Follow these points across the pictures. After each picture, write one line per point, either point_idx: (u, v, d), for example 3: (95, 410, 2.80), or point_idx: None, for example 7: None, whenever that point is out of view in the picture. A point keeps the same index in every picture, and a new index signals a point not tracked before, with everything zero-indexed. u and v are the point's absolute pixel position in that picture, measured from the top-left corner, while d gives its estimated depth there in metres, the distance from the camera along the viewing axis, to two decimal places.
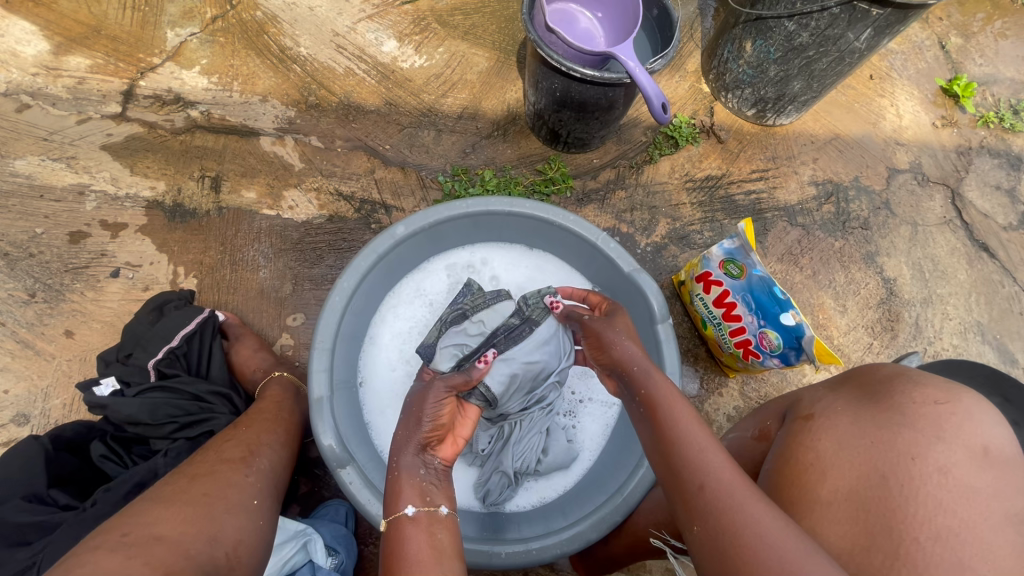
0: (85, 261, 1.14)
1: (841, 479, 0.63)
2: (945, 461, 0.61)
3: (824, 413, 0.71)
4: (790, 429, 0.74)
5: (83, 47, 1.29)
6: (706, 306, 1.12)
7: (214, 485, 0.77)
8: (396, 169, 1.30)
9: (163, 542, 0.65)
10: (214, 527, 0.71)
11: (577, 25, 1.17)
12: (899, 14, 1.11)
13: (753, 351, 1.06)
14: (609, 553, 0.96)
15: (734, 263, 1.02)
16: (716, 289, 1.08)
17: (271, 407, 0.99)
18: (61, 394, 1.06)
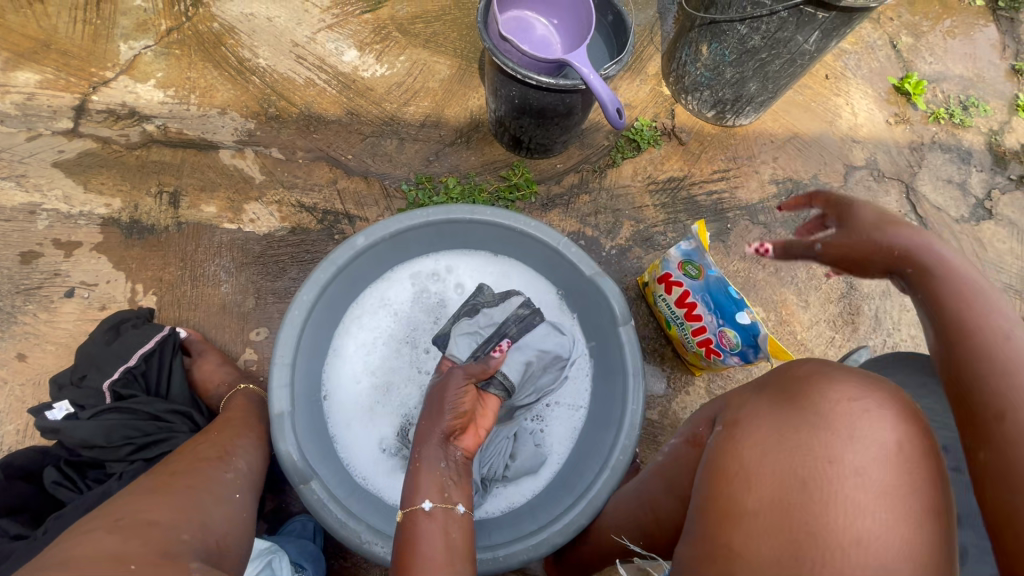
0: (37, 281, 1.12)
1: (764, 489, 0.54)
2: (862, 461, 0.52)
3: (749, 417, 0.62)
4: (717, 438, 0.64)
5: (32, 62, 1.27)
6: (669, 307, 1.15)
7: (196, 478, 0.79)
8: (359, 179, 1.29)
9: (157, 526, 0.67)
10: (202, 516, 0.73)
11: (533, 32, 1.18)
12: (843, 17, 1.14)
13: (715, 349, 1.09)
14: (579, 558, 0.95)
15: (692, 264, 1.04)
16: (677, 290, 1.10)
17: (240, 416, 0.99)
18: (14, 419, 1.03)
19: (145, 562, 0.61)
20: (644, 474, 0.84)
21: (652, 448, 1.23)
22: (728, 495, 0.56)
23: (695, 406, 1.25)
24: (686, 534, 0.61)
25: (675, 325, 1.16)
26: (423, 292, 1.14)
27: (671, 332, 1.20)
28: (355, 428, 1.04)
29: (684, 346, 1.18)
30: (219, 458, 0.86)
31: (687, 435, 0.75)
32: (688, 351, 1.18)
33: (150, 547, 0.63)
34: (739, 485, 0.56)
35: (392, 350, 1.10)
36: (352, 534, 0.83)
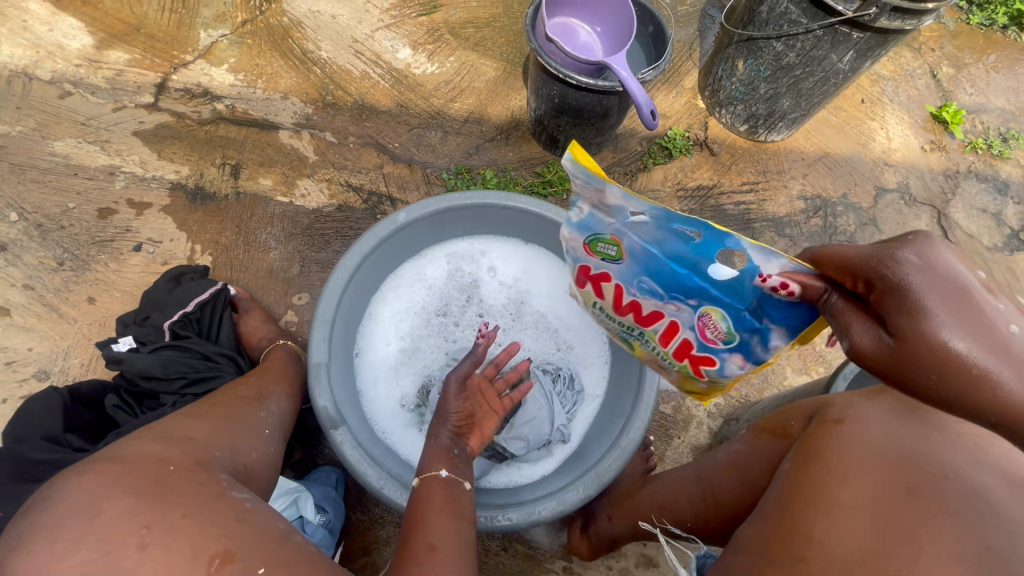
0: (111, 235, 1.24)
1: (867, 483, 0.55)
2: (986, 483, 0.52)
3: (858, 419, 0.65)
4: (814, 433, 0.67)
5: (123, 43, 1.40)
6: (612, 317, 0.97)
7: (233, 412, 0.85)
8: (403, 166, 1.38)
9: (193, 442, 0.71)
10: (233, 441, 0.77)
11: (577, 38, 1.26)
12: (878, 38, 1.19)
13: (705, 359, 0.88)
14: (612, 532, 0.99)
15: (602, 242, 0.86)
16: (625, 296, 0.91)
17: (278, 365, 1.07)
18: (80, 354, 1.14)
19: (181, 465, 0.63)
20: (711, 456, 0.89)
21: (663, 440, 1.26)
22: (820, 479, 0.59)
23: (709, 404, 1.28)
24: (759, 516, 0.63)
25: (635, 340, 0.97)
26: (457, 271, 1.21)
27: (634, 350, 1.01)
28: (382, 389, 1.11)
29: (663, 371, 0.98)
30: (253, 399, 0.92)
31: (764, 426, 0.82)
32: (674, 372, 0.95)
33: (185, 455, 0.67)
34: (837, 471, 0.58)
35: (423, 322, 1.18)
36: (372, 478, 0.89)
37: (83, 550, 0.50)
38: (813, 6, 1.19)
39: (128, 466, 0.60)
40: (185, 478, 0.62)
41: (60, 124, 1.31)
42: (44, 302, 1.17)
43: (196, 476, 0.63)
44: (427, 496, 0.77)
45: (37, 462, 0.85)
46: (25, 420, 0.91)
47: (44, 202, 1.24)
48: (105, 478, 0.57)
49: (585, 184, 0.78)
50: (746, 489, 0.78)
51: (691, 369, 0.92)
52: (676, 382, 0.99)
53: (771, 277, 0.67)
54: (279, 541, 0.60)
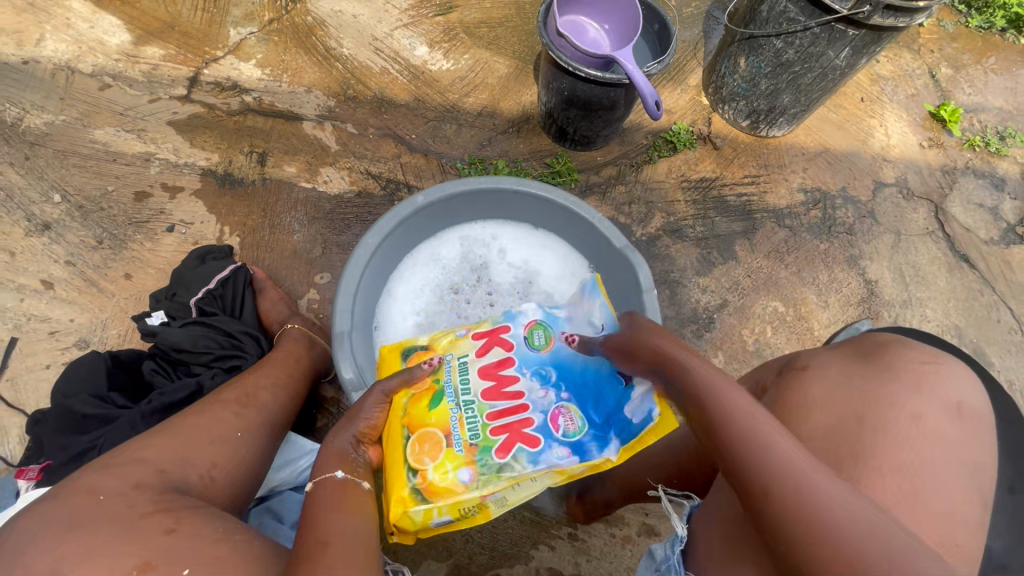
0: (146, 216, 1.32)
1: (822, 420, 0.67)
2: (919, 409, 0.65)
3: (816, 366, 0.75)
4: (782, 380, 0.77)
5: (159, 40, 1.48)
6: (464, 372, 0.91)
7: (202, 420, 0.86)
8: (420, 156, 1.46)
9: (141, 464, 0.75)
10: (187, 455, 0.79)
11: (586, 35, 1.33)
12: (873, 34, 1.25)
13: (518, 437, 0.84)
14: (607, 498, 1.04)
15: (542, 332, 0.95)
16: (506, 367, 0.91)
17: (279, 358, 1.08)
18: (117, 325, 1.22)
19: (112, 493, 0.69)
20: (689, 421, 0.95)
21: None
22: (788, 420, 0.70)
23: None
24: None
25: (451, 402, 0.88)
26: (470, 254, 1.27)
27: (434, 418, 0.86)
28: None
29: (453, 439, 0.84)
30: (237, 402, 0.92)
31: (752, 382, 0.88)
32: (457, 447, 0.83)
33: (127, 479, 0.71)
34: (800, 413, 0.69)
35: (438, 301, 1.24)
36: None
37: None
38: (811, 4, 1.26)
39: (68, 502, 0.67)
40: (115, 507, 0.67)
41: (100, 114, 1.40)
42: (84, 277, 1.25)
43: (126, 502, 0.68)
44: (320, 497, 0.71)
45: (84, 414, 0.93)
46: (72, 375, 0.98)
47: (85, 185, 1.33)
48: (43, 516, 0.65)
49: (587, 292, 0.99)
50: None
51: (495, 447, 0.83)
52: (434, 457, 0.82)
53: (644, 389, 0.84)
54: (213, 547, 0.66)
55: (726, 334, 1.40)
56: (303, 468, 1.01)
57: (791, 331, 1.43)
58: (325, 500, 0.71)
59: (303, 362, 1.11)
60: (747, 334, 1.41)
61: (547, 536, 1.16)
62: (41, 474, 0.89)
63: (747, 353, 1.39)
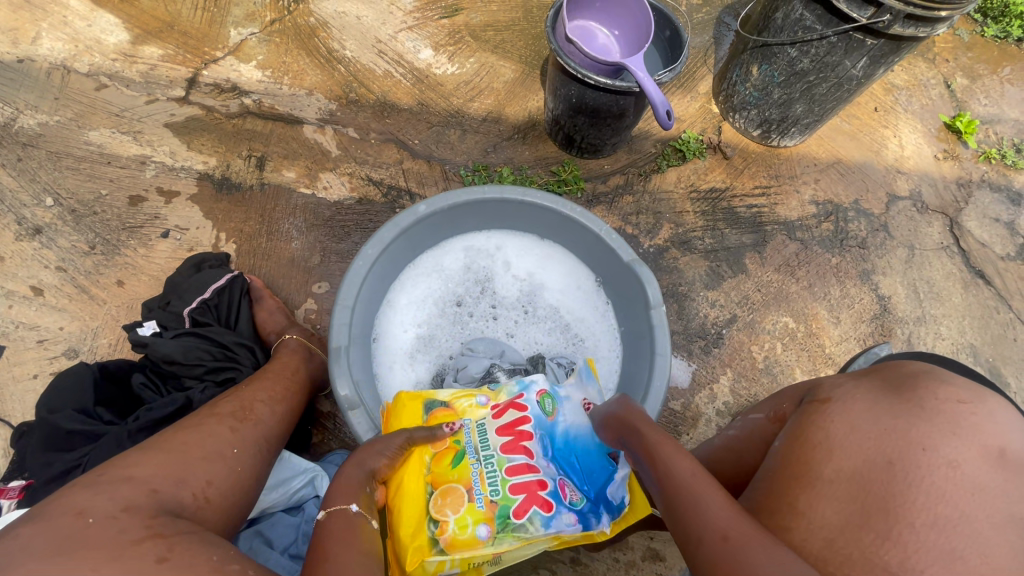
0: (140, 221, 1.28)
1: (846, 462, 0.63)
2: (956, 455, 0.59)
3: (842, 399, 0.70)
4: (804, 413, 0.73)
5: (157, 39, 1.45)
6: (483, 433, 0.89)
7: (194, 436, 0.81)
8: (422, 162, 1.42)
9: (131, 482, 0.69)
10: (181, 474, 0.74)
11: (595, 41, 1.29)
12: (892, 44, 1.21)
13: (535, 498, 0.82)
14: None
15: (551, 399, 0.94)
16: (523, 425, 0.90)
17: (277, 368, 1.05)
18: (108, 334, 1.19)
19: (101, 515, 0.63)
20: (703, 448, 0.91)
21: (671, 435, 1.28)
22: (808, 464, 0.65)
23: (718, 403, 1.31)
24: (759, 486, 0.70)
25: (473, 458, 0.86)
26: (474, 264, 1.24)
27: (454, 474, 0.84)
28: (398, 376, 1.15)
29: (474, 494, 0.82)
30: (232, 416, 0.88)
31: (770, 412, 0.83)
32: (478, 499, 0.82)
33: (115, 501, 0.65)
34: (820, 453, 0.65)
35: (440, 312, 1.21)
36: None
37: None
38: (828, 12, 1.22)
39: (47, 526, 0.60)
40: (102, 532, 0.61)
41: (96, 115, 1.36)
42: (75, 284, 1.22)
43: (115, 526, 0.62)
44: (332, 530, 0.65)
45: (70, 432, 0.89)
46: (57, 390, 0.95)
47: (78, 188, 1.29)
48: (23, 541, 0.58)
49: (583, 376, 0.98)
50: (743, 473, 0.83)
51: (514, 506, 0.81)
52: (455, 510, 0.80)
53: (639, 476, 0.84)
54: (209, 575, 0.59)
55: (736, 350, 1.37)
56: (296, 489, 0.97)
57: (802, 348, 1.39)
58: (342, 537, 0.65)
59: (299, 375, 1.07)
60: (756, 350, 1.37)
61: (549, 559, 1.12)
62: (22, 492, 0.87)
63: (757, 371, 1.35)
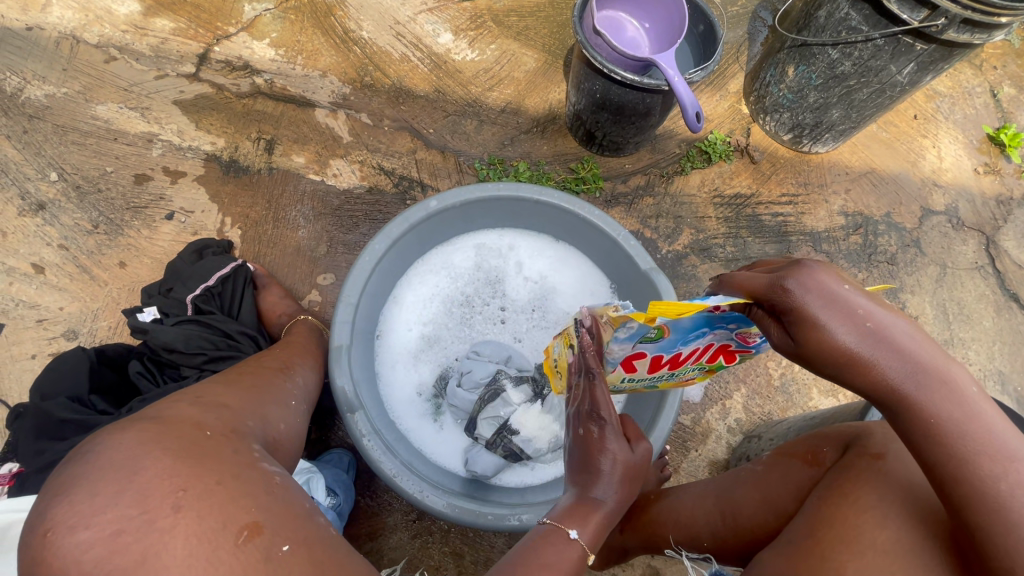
0: (145, 201, 1.25)
1: (903, 532, 0.60)
2: None
3: (897, 458, 0.67)
4: (850, 469, 0.70)
5: (169, 11, 1.39)
6: (638, 376, 0.81)
7: (260, 381, 0.79)
8: (436, 152, 1.37)
9: (228, 409, 0.67)
10: (266, 410, 0.72)
11: (624, 33, 1.22)
12: (943, 51, 1.13)
13: (730, 352, 0.71)
14: (622, 543, 0.99)
15: (648, 333, 0.69)
16: (663, 358, 0.74)
17: (299, 338, 1.03)
18: (108, 317, 1.17)
19: (217, 431, 0.60)
20: (727, 479, 0.88)
21: (679, 450, 1.24)
22: (859, 526, 0.63)
23: (730, 419, 1.26)
24: (791, 543, 0.68)
25: (664, 378, 0.81)
26: (484, 264, 1.19)
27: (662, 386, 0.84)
28: (400, 377, 1.11)
29: (688, 377, 0.80)
30: (281, 369, 0.87)
31: (803, 453, 0.81)
32: (700, 374, 0.79)
33: (222, 422, 0.63)
34: (875, 519, 0.62)
35: (446, 313, 1.17)
36: (384, 466, 0.88)
37: (124, 504, 0.49)
38: (876, 13, 1.14)
39: (168, 428, 0.57)
40: (220, 447, 0.59)
41: (103, 88, 1.32)
42: (77, 263, 1.20)
43: (229, 446, 0.59)
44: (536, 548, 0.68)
45: (62, 420, 0.86)
46: (53, 375, 0.91)
47: (83, 163, 1.26)
48: (147, 436, 0.55)
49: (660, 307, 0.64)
50: (771, 516, 0.79)
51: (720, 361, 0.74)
52: (689, 381, 0.82)
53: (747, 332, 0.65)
54: (303, 518, 0.58)
55: (751, 364, 1.29)
56: None
57: None
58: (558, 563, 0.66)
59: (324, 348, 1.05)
60: (773, 366, 1.29)
61: None
62: (12, 479, 0.86)
63: (773, 388, 1.28)
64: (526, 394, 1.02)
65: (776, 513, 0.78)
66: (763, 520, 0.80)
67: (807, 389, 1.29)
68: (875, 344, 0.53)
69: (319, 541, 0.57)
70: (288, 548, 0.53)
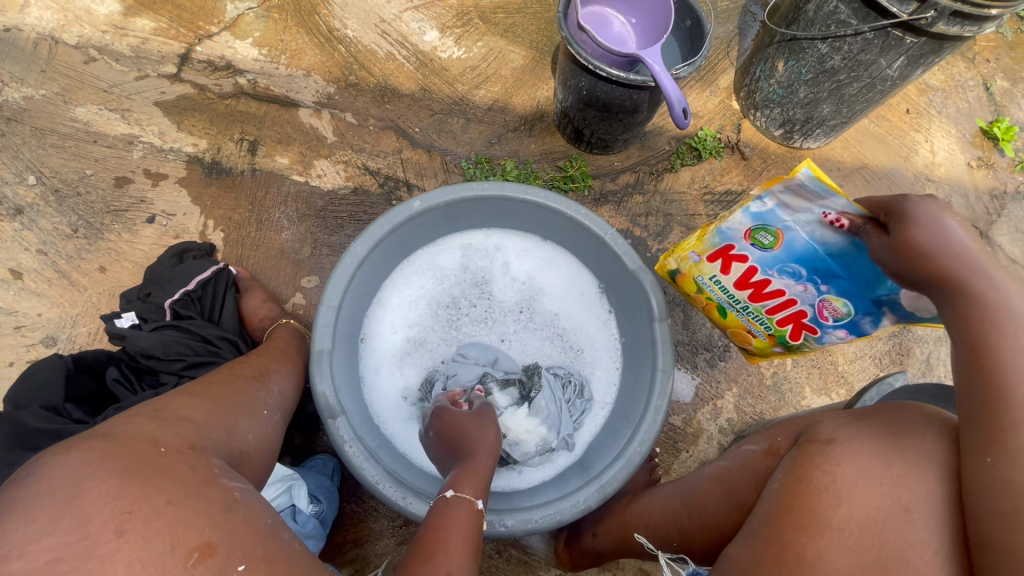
0: (125, 204, 1.23)
1: (855, 510, 0.61)
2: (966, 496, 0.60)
3: (847, 440, 0.66)
4: (802, 454, 0.68)
5: (150, 11, 1.37)
6: (723, 289, 1.03)
7: (230, 390, 0.77)
8: (422, 152, 1.35)
9: (190, 423, 0.65)
10: (232, 422, 0.70)
11: (610, 29, 1.21)
12: (933, 44, 1.11)
13: (807, 326, 0.98)
14: (599, 547, 0.97)
15: (764, 231, 0.89)
16: (756, 275, 0.96)
17: (280, 344, 1.00)
18: (87, 322, 1.15)
19: (174, 448, 0.59)
20: (692, 474, 0.87)
21: (670, 452, 1.22)
22: (815, 509, 0.62)
23: (722, 419, 1.24)
24: (752, 532, 0.67)
25: (733, 310, 1.07)
26: (470, 264, 1.18)
27: (729, 320, 1.10)
28: (385, 380, 1.10)
29: (756, 331, 1.07)
30: (254, 377, 0.84)
31: (764, 444, 0.78)
32: (761, 336, 1.07)
33: (182, 437, 0.62)
34: (828, 499, 0.62)
35: (432, 314, 1.15)
36: (367, 472, 0.87)
37: (62, 531, 0.47)
38: (865, 6, 1.12)
39: (118, 446, 0.55)
40: (176, 464, 0.57)
41: (83, 89, 1.30)
42: (56, 268, 1.18)
43: (187, 463, 0.58)
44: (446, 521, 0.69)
45: (34, 429, 0.84)
46: (27, 383, 0.90)
47: (62, 167, 1.24)
48: (94, 456, 0.53)
49: (816, 194, 0.78)
50: (735, 510, 0.77)
51: (788, 335, 1.02)
52: (750, 340, 1.11)
53: (830, 304, 0.91)
54: (265, 535, 0.56)
55: (742, 363, 1.28)
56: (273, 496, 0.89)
57: (814, 365, 1.30)
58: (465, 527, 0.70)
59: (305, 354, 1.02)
60: (764, 365, 1.28)
61: None
62: None
63: (764, 387, 1.27)
64: (512, 398, 1.03)
65: (738, 506, 0.77)
66: (725, 514, 0.78)
67: (799, 387, 1.28)
68: (962, 261, 0.62)
69: (282, 559, 0.56)
70: (244, 568, 0.52)
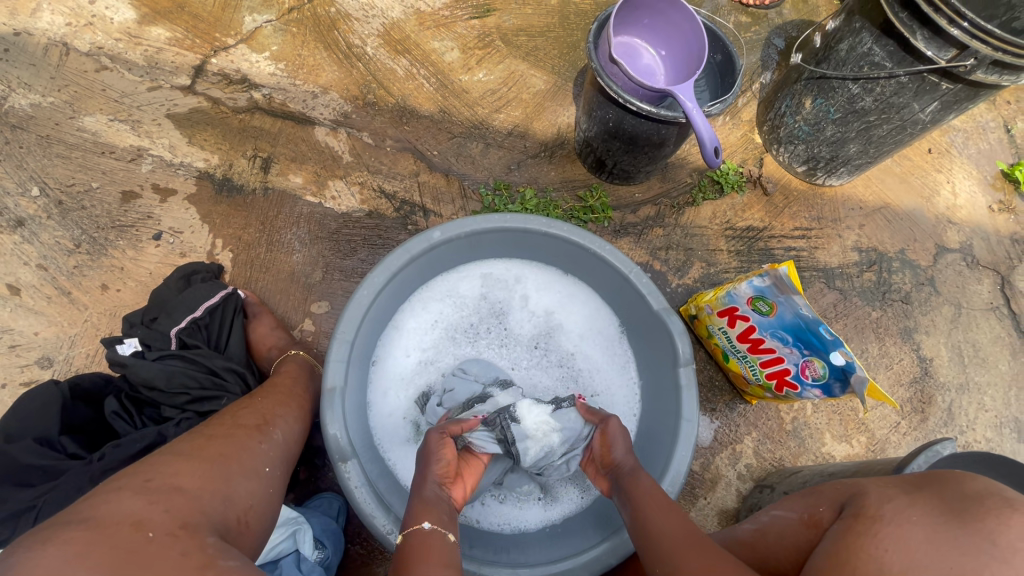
0: (131, 220, 1.19)
1: None
2: None
3: (893, 517, 0.56)
4: (842, 526, 0.60)
5: (166, 20, 1.33)
6: (728, 339, 1.13)
7: (229, 447, 0.73)
8: (440, 176, 1.31)
9: (181, 494, 0.61)
10: (228, 488, 0.67)
11: (640, 60, 1.18)
12: (970, 91, 1.10)
13: (789, 382, 1.05)
14: None
15: (763, 301, 1.01)
16: (751, 334, 1.06)
17: (286, 382, 0.95)
18: (86, 344, 1.11)
19: (162, 531, 0.55)
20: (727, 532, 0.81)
21: (687, 498, 1.18)
22: None
23: (740, 465, 1.20)
24: None
25: (735, 357, 1.14)
26: (491, 295, 1.14)
27: (729, 366, 1.18)
28: (392, 414, 1.05)
29: (749, 377, 1.13)
30: (256, 428, 0.80)
31: (805, 512, 0.70)
32: (753, 383, 1.14)
33: (172, 515, 0.58)
34: None
35: (447, 344, 1.11)
36: (376, 521, 0.82)
37: None
38: (901, 49, 1.11)
39: (101, 536, 0.52)
40: (164, 552, 0.54)
41: (93, 98, 1.26)
42: (56, 285, 1.14)
43: (177, 546, 0.55)
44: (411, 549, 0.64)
45: (26, 466, 0.80)
46: (19, 414, 0.84)
47: (67, 179, 1.20)
48: (77, 548, 0.50)
49: (791, 286, 0.95)
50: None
51: (774, 387, 1.09)
52: (746, 384, 1.17)
53: (805, 369, 1.00)
54: None
55: (762, 408, 1.24)
56: (276, 542, 0.83)
57: (834, 411, 1.26)
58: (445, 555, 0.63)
59: (309, 392, 0.97)
60: (784, 409, 1.24)
61: None
62: None
63: (784, 433, 1.23)
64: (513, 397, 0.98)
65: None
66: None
67: (820, 434, 1.24)
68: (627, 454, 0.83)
69: None
70: None
